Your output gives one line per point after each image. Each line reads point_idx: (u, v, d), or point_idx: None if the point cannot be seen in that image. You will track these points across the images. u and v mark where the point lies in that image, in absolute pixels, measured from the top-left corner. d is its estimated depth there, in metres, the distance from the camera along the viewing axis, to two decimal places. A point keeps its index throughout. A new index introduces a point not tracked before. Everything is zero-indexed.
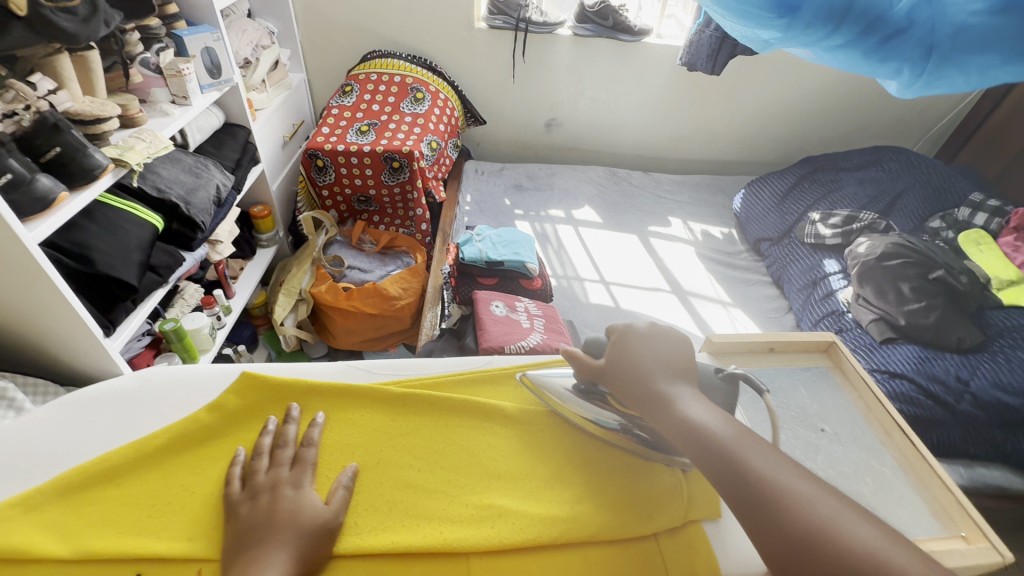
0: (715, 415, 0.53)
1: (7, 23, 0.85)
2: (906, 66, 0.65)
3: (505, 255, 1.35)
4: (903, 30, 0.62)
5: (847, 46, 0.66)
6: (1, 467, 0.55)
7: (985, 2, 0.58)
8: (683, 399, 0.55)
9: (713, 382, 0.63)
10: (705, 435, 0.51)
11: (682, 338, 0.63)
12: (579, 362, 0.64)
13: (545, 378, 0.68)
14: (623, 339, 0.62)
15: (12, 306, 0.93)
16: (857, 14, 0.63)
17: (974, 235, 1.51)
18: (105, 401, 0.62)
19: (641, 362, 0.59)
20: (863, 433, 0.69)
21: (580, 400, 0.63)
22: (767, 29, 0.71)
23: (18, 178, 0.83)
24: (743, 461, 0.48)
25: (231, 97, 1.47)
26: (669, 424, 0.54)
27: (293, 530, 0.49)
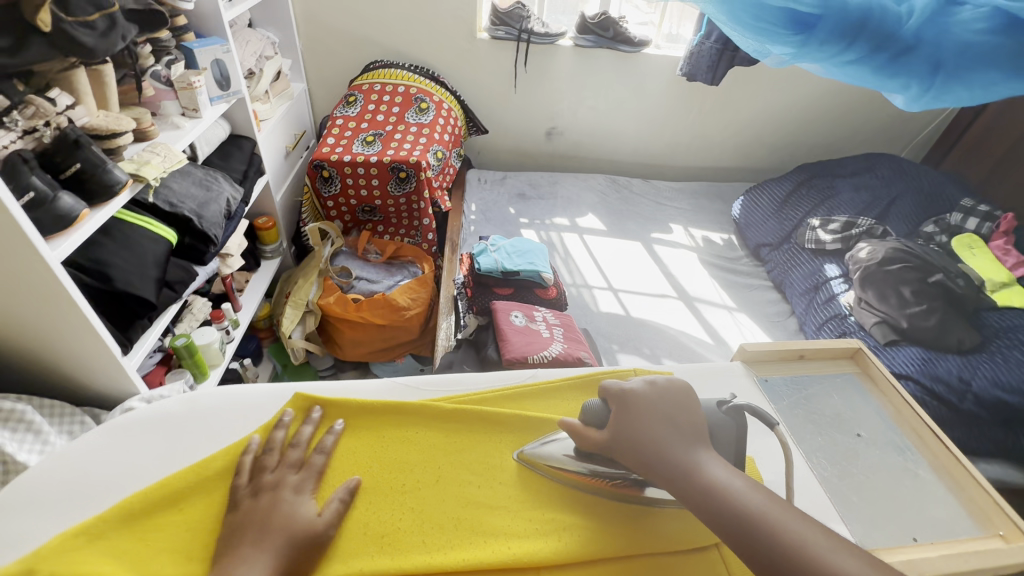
0: (735, 477, 0.52)
1: (26, 37, 0.83)
2: (914, 81, 0.74)
3: (521, 265, 1.36)
4: (913, 47, 0.70)
5: (859, 61, 0.74)
6: (59, 493, 0.55)
7: (987, 23, 0.67)
8: (702, 462, 0.53)
9: (720, 420, 0.62)
10: (727, 497, 0.50)
11: (682, 395, 0.60)
12: (578, 430, 0.59)
13: (540, 446, 0.62)
14: (628, 404, 0.58)
15: (30, 328, 0.91)
16: (870, 33, 0.70)
17: (966, 239, 1.57)
18: (154, 424, 0.61)
19: (650, 429, 0.56)
20: (896, 437, 0.72)
21: (582, 463, 0.59)
22: (780, 47, 0.78)
23: (41, 196, 0.82)
24: (772, 525, 0.47)
25: (238, 109, 1.46)
26: (689, 491, 0.52)
27: (285, 535, 0.50)
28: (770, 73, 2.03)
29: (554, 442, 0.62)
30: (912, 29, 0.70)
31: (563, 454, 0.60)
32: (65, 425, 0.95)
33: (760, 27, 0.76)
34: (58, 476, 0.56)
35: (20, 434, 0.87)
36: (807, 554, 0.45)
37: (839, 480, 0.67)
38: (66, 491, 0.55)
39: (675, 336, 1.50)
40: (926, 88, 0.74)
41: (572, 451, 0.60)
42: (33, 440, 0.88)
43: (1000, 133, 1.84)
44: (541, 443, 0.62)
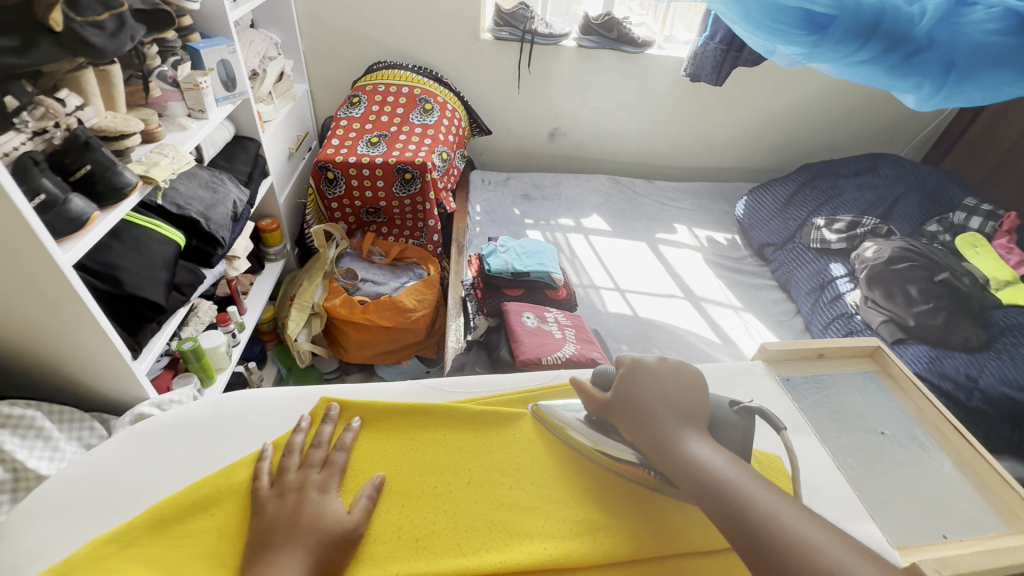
0: (720, 456, 0.53)
1: (35, 37, 0.80)
2: (927, 81, 0.74)
3: (531, 266, 1.36)
4: (925, 48, 0.71)
5: (872, 61, 0.74)
6: (82, 497, 0.54)
7: (998, 24, 0.69)
8: (686, 439, 0.54)
9: (728, 417, 0.62)
10: (705, 469, 0.51)
11: (690, 377, 0.61)
12: (587, 391, 0.63)
13: (555, 406, 0.66)
14: (635, 374, 0.61)
15: (40, 332, 0.89)
16: (884, 32, 0.71)
17: (970, 238, 1.59)
18: (179, 428, 0.60)
19: (647, 399, 0.58)
20: (921, 436, 0.72)
21: (588, 430, 0.62)
22: (793, 46, 0.78)
23: (51, 199, 0.80)
24: (745, 497, 0.48)
25: (243, 110, 1.45)
26: (671, 463, 0.53)
27: (314, 534, 0.49)
28: (772, 74, 2.04)
29: (567, 406, 0.66)
30: (925, 29, 0.70)
31: (576, 418, 0.64)
32: (74, 431, 0.93)
33: (774, 27, 0.75)
34: (84, 484, 0.55)
35: (30, 441, 0.86)
36: (773, 524, 0.46)
37: (867, 479, 0.67)
38: (94, 498, 0.54)
39: (683, 336, 1.50)
40: (938, 87, 0.75)
41: (585, 416, 0.63)
42: (43, 447, 0.86)
43: (1000, 133, 1.86)
44: (557, 404, 0.66)
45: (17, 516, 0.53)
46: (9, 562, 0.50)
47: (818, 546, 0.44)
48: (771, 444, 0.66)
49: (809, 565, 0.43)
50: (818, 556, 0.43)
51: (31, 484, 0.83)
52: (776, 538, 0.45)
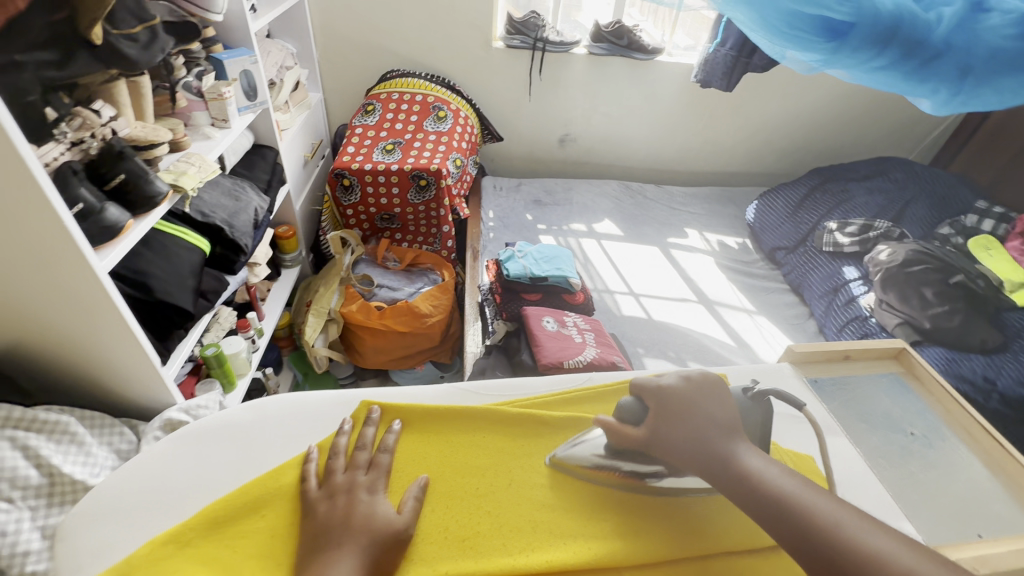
0: (770, 467, 0.54)
1: (75, 50, 0.81)
2: (944, 86, 0.76)
3: (549, 270, 1.37)
4: (942, 54, 0.72)
5: (890, 67, 0.76)
6: (141, 496, 0.59)
7: (1017, 28, 0.69)
8: (738, 453, 0.55)
9: (746, 407, 0.64)
10: (761, 483, 0.52)
11: (714, 386, 0.62)
12: (615, 427, 0.60)
13: (571, 448, 0.63)
14: (667, 399, 0.60)
15: (72, 339, 0.91)
16: (901, 39, 0.72)
17: (982, 239, 1.59)
18: (224, 432, 0.65)
19: (690, 418, 0.58)
20: (950, 436, 0.74)
21: (614, 462, 0.60)
22: (810, 54, 0.80)
23: (89, 207, 0.82)
24: (806, 507, 0.50)
25: (263, 119, 1.47)
26: (726, 479, 0.54)
27: (367, 535, 0.52)
28: (780, 79, 2.06)
29: (585, 441, 0.63)
30: (941, 35, 0.72)
31: (594, 453, 0.61)
32: (105, 437, 0.95)
33: (792, 33, 0.78)
34: (134, 489, 0.60)
35: (64, 446, 0.87)
36: (836, 532, 0.47)
37: (899, 480, 0.68)
38: (147, 500, 0.59)
39: (698, 339, 1.51)
40: (955, 92, 0.76)
41: (607, 447, 0.61)
42: (77, 453, 0.88)
43: (1008, 136, 1.87)
44: (570, 444, 0.63)
45: (74, 520, 0.57)
46: (71, 562, 0.54)
47: (887, 553, 0.45)
48: (804, 444, 0.67)
49: (880, 568, 0.44)
50: (891, 562, 0.44)
51: (67, 488, 0.84)
52: (840, 546, 0.46)
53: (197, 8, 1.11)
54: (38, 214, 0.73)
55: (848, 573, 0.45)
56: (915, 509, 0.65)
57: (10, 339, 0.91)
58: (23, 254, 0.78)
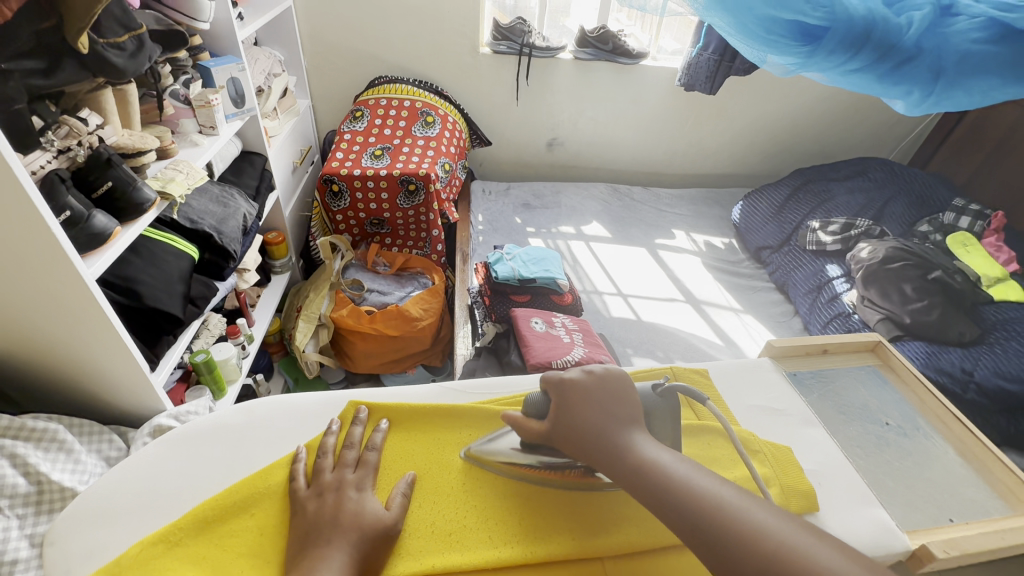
0: (667, 454, 0.54)
1: (61, 58, 0.82)
2: (916, 88, 0.78)
3: (537, 272, 1.39)
4: (914, 57, 0.75)
5: (864, 69, 0.78)
6: (134, 496, 0.60)
7: (983, 33, 0.73)
8: (635, 444, 0.55)
9: (654, 403, 0.64)
10: (655, 471, 0.52)
11: (620, 383, 0.62)
12: (520, 422, 0.61)
13: (487, 443, 0.64)
14: (567, 394, 0.60)
15: (58, 346, 0.91)
16: (875, 42, 0.75)
17: (960, 237, 1.64)
18: (215, 434, 0.66)
19: (588, 415, 0.58)
20: (923, 425, 0.77)
21: (528, 455, 0.61)
22: (786, 57, 0.82)
23: (77, 214, 0.82)
24: (693, 491, 0.49)
25: (250, 125, 1.47)
26: (622, 471, 0.54)
27: (356, 531, 0.53)
28: (761, 82, 2.10)
29: (501, 438, 0.64)
30: (913, 37, 0.74)
31: (511, 447, 0.62)
32: (94, 444, 0.94)
33: (769, 38, 0.80)
34: (124, 492, 0.60)
35: (52, 453, 0.87)
36: (718, 512, 0.47)
37: (876, 467, 0.71)
38: (137, 502, 0.60)
39: (686, 338, 1.53)
40: (928, 93, 0.79)
41: (519, 443, 0.62)
42: (66, 460, 0.87)
43: (984, 135, 1.92)
44: (486, 440, 0.64)
45: (62, 523, 0.58)
46: (60, 565, 0.55)
47: (762, 527, 0.45)
48: (781, 436, 0.70)
49: (756, 545, 0.44)
50: (763, 536, 0.45)
51: (55, 495, 0.84)
52: (722, 525, 0.46)
53: (185, 17, 1.15)
54: (28, 226, 0.74)
55: (727, 551, 0.45)
56: (890, 495, 0.68)
57: None
58: (10, 263, 0.78)
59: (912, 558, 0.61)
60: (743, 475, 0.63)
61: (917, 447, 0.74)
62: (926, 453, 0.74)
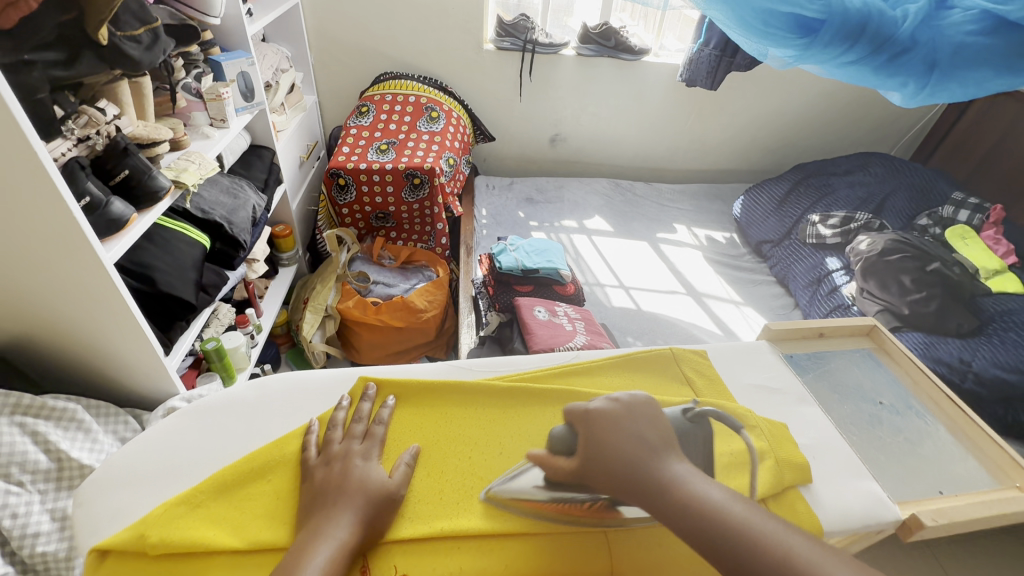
0: (710, 487, 0.52)
1: (80, 50, 0.85)
2: (912, 79, 0.81)
3: (540, 263, 1.41)
4: (909, 48, 0.77)
5: (859, 61, 0.80)
6: (155, 463, 0.63)
7: (976, 25, 0.74)
8: (676, 475, 0.53)
9: (688, 431, 0.64)
10: (703, 510, 0.50)
11: (648, 411, 0.61)
12: (548, 459, 0.60)
13: (507, 483, 0.61)
14: (597, 426, 0.59)
15: (76, 329, 0.94)
16: (870, 34, 0.77)
17: (959, 230, 1.67)
18: (231, 409, 0.68)
19: (621, 449, 0.56)
20: (916, 404, 0.79)
21: (552, 493, 0.58)
22: (784, 48, 0.85)
23: (96, 201, 0.85)
24: (748, 531, 0.47)
25: (259, 120, 1.50)
26: (668, 510, 0.51)
27: (362, 494, 0.56)
28: (762, 79, 2.12)
29: (522, 476, 0.61)
30: (907, 30, 0.76)
31: (534, 485, 0.60)
32: (110, 425, 0.98)
33: (767, 31, 0.82)
34: (145, 460, 0.63)
35: (71, 432, 0.90)
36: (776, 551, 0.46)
37: (870, 444, 0.73)
38: (157, 470, 0.62)
39: (687, 329, 1.55)
40: (923, 84, 0.81)
41: (543, 478, 0.60)
42: (84, 439, 0.91)
43: (983, 131, 1.94)
44: (506, 479, 0.61)
45: (88, 488, 0.61)
46: (88, 528, 0.58)
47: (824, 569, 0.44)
48: (778, 414, 0.72)
49: None
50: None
51: (74, 472, 0.87)
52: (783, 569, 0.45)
53: (197, 12, 1.18)
54: (51, 205, 0.76)
55: None
56: (883, 471, 0.70)
57: (16, 331, 0.94)
58: (33, 247, 0.81)
59: (902, 528, 0.64)
60: (736, 448, 0.64)
61: (910, 426, 0.76)
62: (919, 431, 0.76)
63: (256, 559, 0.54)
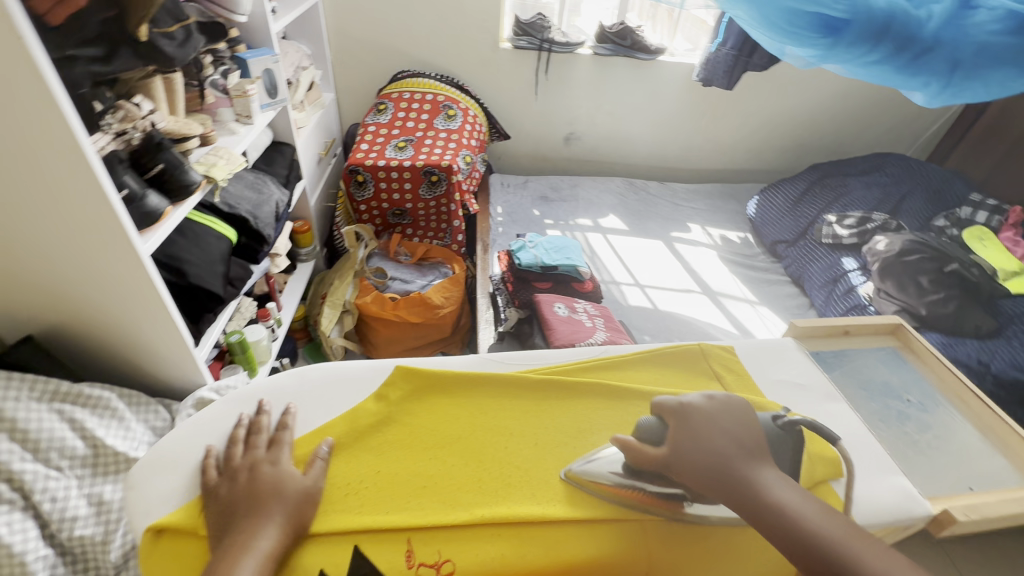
0: (803, 499, 0.54)
1: (118, 46, 0.86)
2: (934, 78, 0.81)
3: (559, 260, 1.42)
4: (932, 48, 0.77)
5: (882, 61, 0.81)
6: (201, 448, 0.65)
7: (1002, 24, 0.74)
8: (766, 481, 0.55)
9: (780, 440, 0.62)
10: (796, 520, 0.52)
11: (742, 411, 0.62)
12: (634, 446, 0.60)
13: (586, 464, 0.63)
14: (688, 421, 0.60)
15: (110, 320, 0.96)
16: (894, 34, 0.77)
17: (977, 231, 1.67)
18: (272, 397, 0.70)
19: (715, 447, 0.58)
20: (942, 401, 0.80)
21: (631, 480, 0.60)
22: (807, 48, 0.85)
23: (133, 194, 0.86)
24: (840, 548, 0.49)
25: (281, 116, 1.52)
26: (758, 512, 0.53)
27: (277, 497, 0.56)
28: (778, 78, 2.12)
29: (601, 457, 0.63)
30: (932, 30, 0.76)
31: (612, 470, 0.62)
32: (142, 414, 0.99)
33: (791, 30, 0.82)
34: (191, 445, 0.65)
35: (106, 420, 0.92)
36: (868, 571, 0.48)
37: (897, 440, 0.74)
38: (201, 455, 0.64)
39: (702, 328, 1.56)
40: (946, 84, 0.82)
41: (621, 467, 0.61)
42: (117, 427, 0.92)
43: (1002, 132, 1.93)
44: (586, 460, 0.63)
45: (139, 471, 0.62)
46: (140, 510, 0.59)
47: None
48: (807, 409, 0.73)
49: None
50: None
51: (110, 459, 0.89)
52: None
53: (224, 10, 1.18)
54: (92, 197, 0.78)
55: None
56: (911, 466, 0.71)
57: (51, 321, 0.96)
58: (70, 238, 0.83)
59: (934, 522, 0.65)
60: None
61: (937, 422, 0.77)
62: (945, 428, 0.76)
63: (302, 542, 0.55)
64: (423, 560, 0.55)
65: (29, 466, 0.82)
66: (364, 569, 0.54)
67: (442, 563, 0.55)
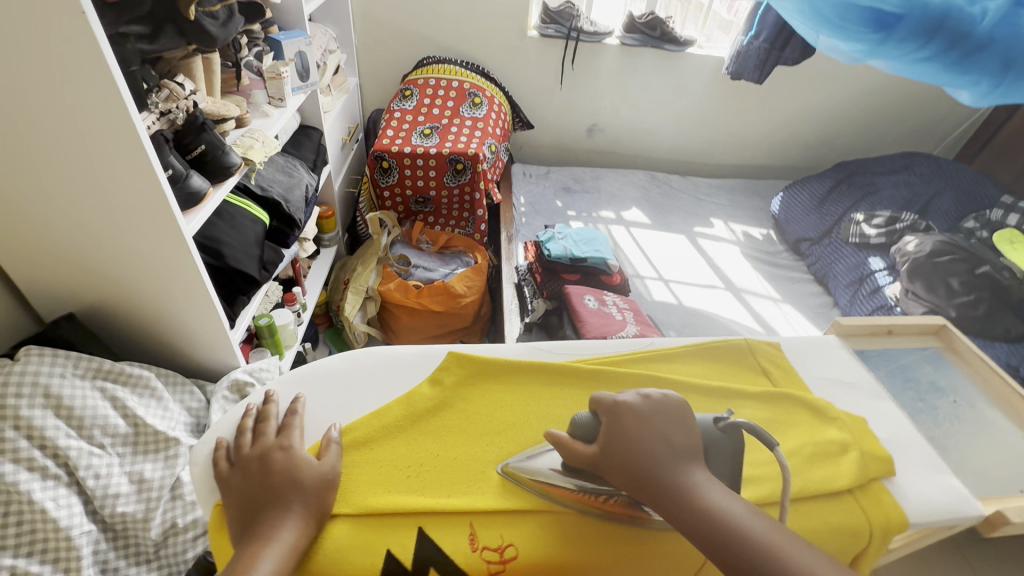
0: (738, 505, 0.52)
1: (162, 25, 0.85)
2: (984, 79, 0.69)
3: (588, 252, 1.42)
4: (984, 47, 0.66)
5: (931, 59, 0.71)
6: None
7: None
8: (699, 484, 0.53)
9: (717, 441, 0.59)
10: (728, 525, 0.50)
11: (676, 410, 0.59)
12: (567, 444, 0.57)
13: (526, 460, 0.62)
14: (622, 419, 0.57)
15: (151, 299, 0.96)
16: (947, 30, 0.67)
17: (1007, 234, 1.59)
18: (326, 380, 0.70)
19: (649, 447, 0.55)
20: (988, 405, 0.81)
21: (567, 478, 0.58)
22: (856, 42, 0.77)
23: (177, 174, 0.86)
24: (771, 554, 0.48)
25: (310, 100, 1.51)
26: (688, 515, 0.52)
27: (295, 486, 0.55)
28: (807, 74, 2.09)
29: (540, 456, 0.62)
30: (985, 29, 0.65)
31: (550, 467, 0.60)
32: (178, 394, 1.00)
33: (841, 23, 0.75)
34: None
35: (145, 399, 0.93)
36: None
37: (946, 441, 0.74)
38: None
39: (727, 324, 1.55)
40: (995, 86, 0.69)
41: (559, 464, 0.60)
42: (156, 406, 0.93)
43: None
44: (525, 457, 0.62)
45: (201, 449, 0.62)
46: (205, 486, 0.60)
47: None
48: (857, 407, 0.73)
49: None
50: None
51: (150, 438, 0.90)
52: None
53: None
54: (142, 175, 0.77)
55: None
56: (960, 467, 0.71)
57: (90, 299, 0.96)
58: (117, 216, 0.83)
59: (985, 522, 0.66)
60: (821, 439, 0.66)
61: (983, 425, 0.78)
62: (990, 431, 0.78)
63: (369, 521, 0.56)
64: (487, 544, 0.56)
65: (74, 443, 0.83)
66: (433, 551, 0.55)
67: (505, 547, 0.56)
